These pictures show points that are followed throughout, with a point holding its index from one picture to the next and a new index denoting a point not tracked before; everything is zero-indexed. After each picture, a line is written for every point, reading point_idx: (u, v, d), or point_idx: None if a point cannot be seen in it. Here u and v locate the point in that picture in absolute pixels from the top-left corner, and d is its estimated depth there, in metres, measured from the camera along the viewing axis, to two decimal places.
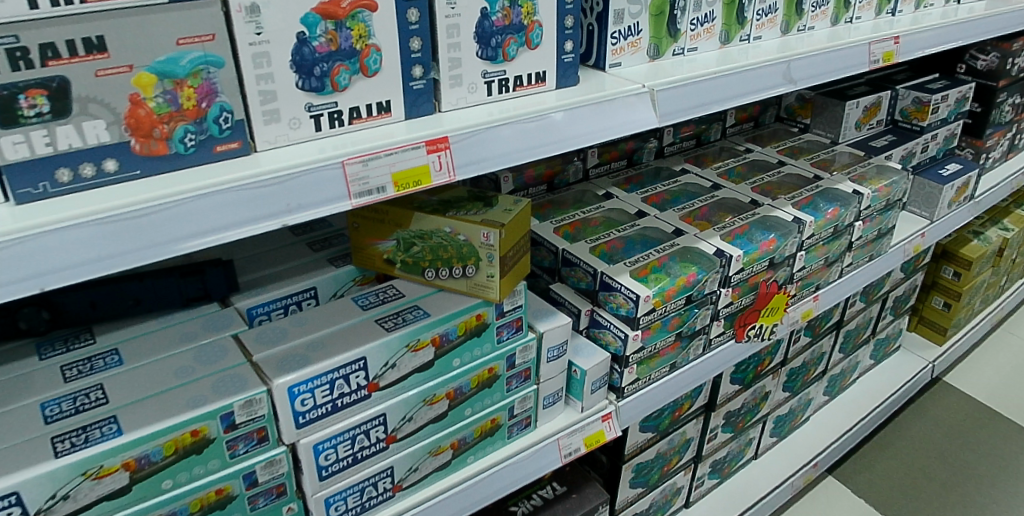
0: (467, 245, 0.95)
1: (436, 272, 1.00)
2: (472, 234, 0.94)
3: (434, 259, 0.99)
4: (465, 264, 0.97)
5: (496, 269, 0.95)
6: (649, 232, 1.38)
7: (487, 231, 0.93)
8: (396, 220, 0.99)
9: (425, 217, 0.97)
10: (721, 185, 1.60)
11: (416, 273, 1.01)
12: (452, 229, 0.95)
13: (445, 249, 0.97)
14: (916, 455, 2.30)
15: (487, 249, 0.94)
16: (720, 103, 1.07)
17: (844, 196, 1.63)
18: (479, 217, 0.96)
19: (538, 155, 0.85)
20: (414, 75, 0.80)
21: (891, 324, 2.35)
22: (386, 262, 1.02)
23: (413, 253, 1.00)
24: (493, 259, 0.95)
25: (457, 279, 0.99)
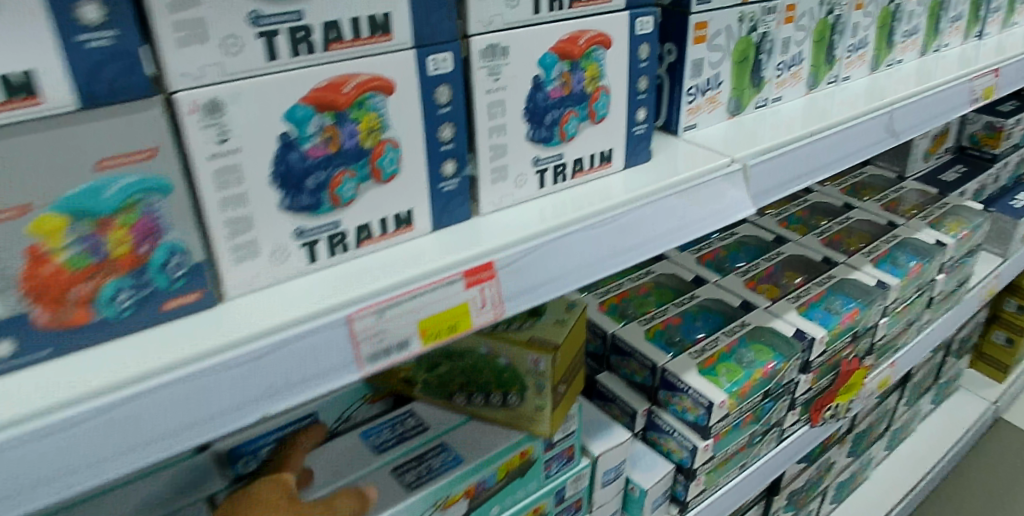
0: (510, 369, 0.75)
1: (468, 397, 0.79)
2: (516, 356, 0.73)
3: (466, 382, 0.78)
4: (507, 390, 0.76)
5: (547, 400, 0.74)
6: (709, 304, 1.12)
7: (537, 355, 0.72)
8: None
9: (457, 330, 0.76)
10: (783, 238, 1.31)
11: (443, 396, 0.80)
12: (490, 349, 0.75)
13: (480, 370, 0.77)
14: (1005, 501, 1.95)
15: (536, 376, 0.73)
16: (818, 170, 0.84)
17: (926, 248, 1.33)
18: (525, 332, 0.75)
19: (612, 267, 0.63)
20: (444, 173, 0.59)
21: (953, 366, 1.95)
22: (403, 382, 0.81)
23: (440, 373, 0.79)
24: (544, 388, 0.73)
25: (495, 407, 0.78)
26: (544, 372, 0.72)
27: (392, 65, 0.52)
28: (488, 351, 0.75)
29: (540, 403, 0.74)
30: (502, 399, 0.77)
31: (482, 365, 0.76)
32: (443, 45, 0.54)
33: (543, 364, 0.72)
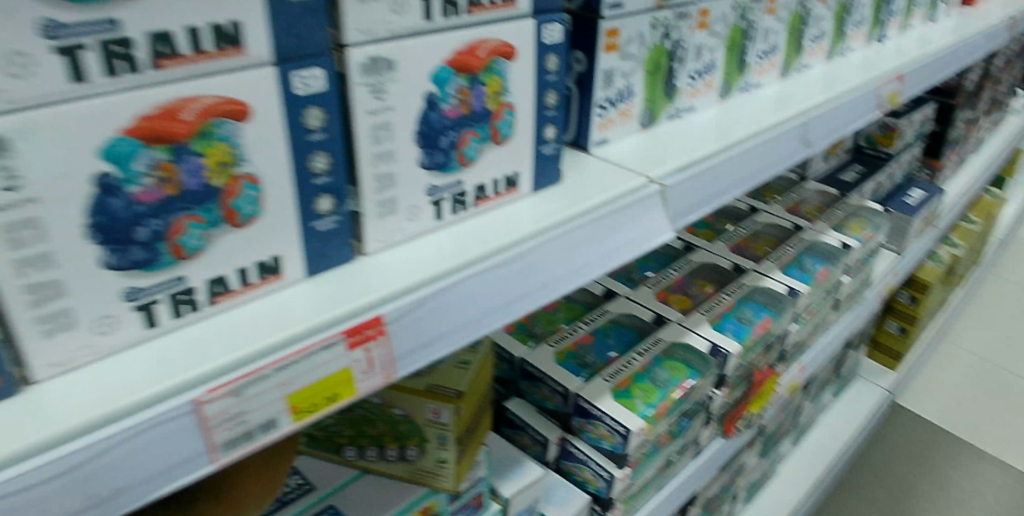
0: (408, 421, 0.68)
1: (360, 450, 0.70)
2: (414, 408, 0.67)
3: (358, 436, 0.70)
4: (405, 443, 0.68)
5: (450, 453, 0.67)
6: (621, 320, 1.05)
7: (438, 406, 0.66)
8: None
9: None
10: (694, 244, 1.25)
11: (330, 450, 0.71)
12: (384, 401, 0.69)
13: (375, 423, 0.70)
14: (899, 488, 2.05)
15: (437, 428, 0.67)
16: (737, 186, 0.79)
17: (832, 250, 1.28)
18: (424, 379, 0.69)
19: (519, 310, 0.56)
20: (319, 211, 0.49)
21: (852, 357, 2.00)
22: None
23: (328, 426, 0.71)
24: (447, 441, 0.67)
25: (393, 461, 0.69)
26: (446, 425, 0.67)
27: (244, 85, 0.42)
28: (382, 403, 0.69)
29: (443, 457, 0.67)
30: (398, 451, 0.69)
31: (377, 417, 0.70)
32: (311, 59, 0.44)
33: (444, 416, 0.66)
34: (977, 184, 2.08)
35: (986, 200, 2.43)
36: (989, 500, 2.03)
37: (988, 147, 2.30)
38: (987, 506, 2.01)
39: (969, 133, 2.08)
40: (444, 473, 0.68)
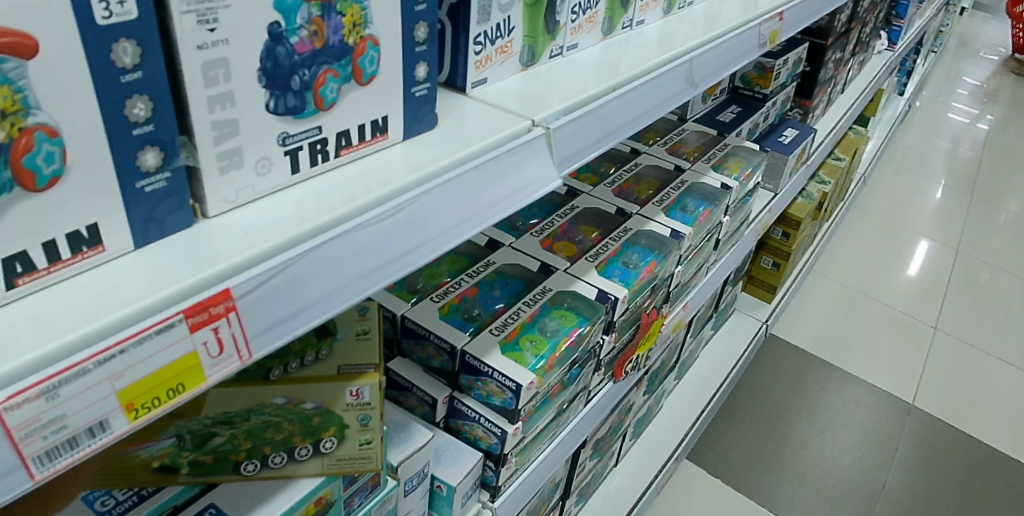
0: (321, 414, 0.62)
1: (263, 461, 0.61)
2: (329, 395, 0.62)
3: (258, 445, 0.60)
4: (320, 436, 0.62)
5: (373, 432, 0.64)
6: (507, 271, 1.02)
7: (357, 387, 0.63)
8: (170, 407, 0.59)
9: (237, 391, 0.61)
10: (578, 188, 1.23)
11: (224, 471, 0.60)
12: (290, 398, 0.62)
13: (283, 423, 0.61)
14: (773, 412, 2.19)
15: (357, 411, 0.63)
16: (624, 128, 0.76)
17: (713, 192, 1.29)
18: (326, 366, 0.65)
19: (396, 273, 0.49)
20: (144, 168, 0.41)
21: (730, 292, 2.09)
22: (155, 473, 0.57)
23: (218, 445, 0.59)
24: (368, 421, 0.63)
25: (306, 462, 0.62)
26: (369, 403, 0.63)
27: (24, 12, 0.33)
28: (286, 401, 0.62)
29: (365, 439, 0.63)
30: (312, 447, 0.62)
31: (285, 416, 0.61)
32: None
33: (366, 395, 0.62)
34: (843, 124, 2.18)
35: (850, 138, 2.58)
36: (854, 417, 2.21)
37: (851, 88, 2.42)
38: (854, 422, 2.20)
39: (838, 73, 2.17)
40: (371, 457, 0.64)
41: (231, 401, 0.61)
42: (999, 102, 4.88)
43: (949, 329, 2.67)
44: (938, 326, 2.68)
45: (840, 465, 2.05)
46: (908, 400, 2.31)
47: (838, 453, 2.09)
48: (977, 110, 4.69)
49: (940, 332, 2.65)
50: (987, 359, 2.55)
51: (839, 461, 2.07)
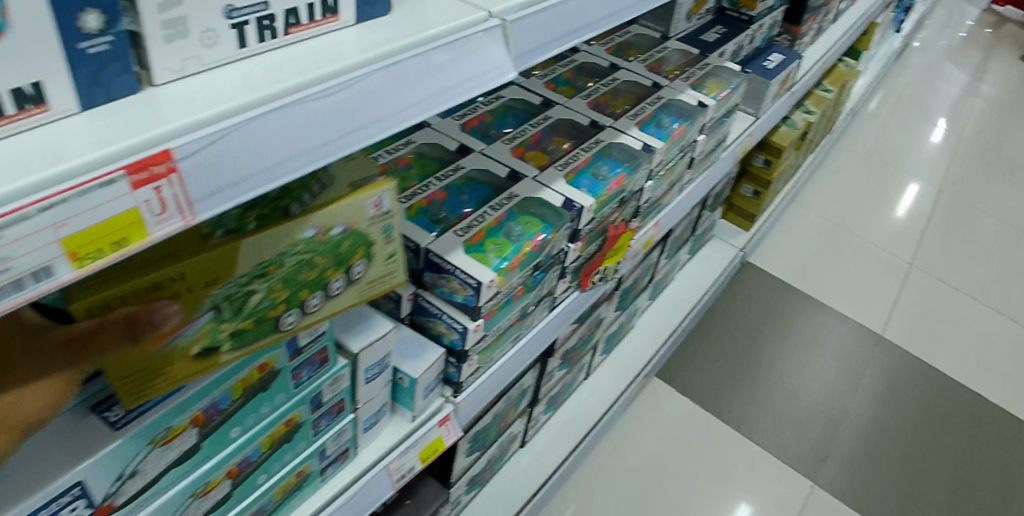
0: (348, 236, 0.66)
1: (300, 308, 0.66)
2: (355, 214, 0.65)
3: (294, 293, 0.64)
4: (349, 264, 0.68)
5: (393, 243, 0.72)
6: (476, 176, 1.04)
7: (377, 197, 0.66)
8: (159, 274, 0.54)
9: (265, 236, 0.60)
10: (553, 100, 1.23)
11: (266, 331, 0.64)
12: (319, 229, 0.63)
13: (319, 257, 0.64)
14: (745, 336, 2.25)
15: (378, 222, 0.68)
16: (588, 27, 0.76)
17: (688, 109, 1.30)
18: (340, 185, 0.66)
19: (339, 150, 0.52)
20: (86, 30, 0.42)
21: (708, 218, 2.10)
22: (196, 357, 0.59)
23: (258, 305, 0.62)
24: (387, 230, 0.69)
25: (340, 292, 0.69)
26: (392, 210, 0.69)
27: None
28: (318, 232, 0.63)
29: (389, 250, 0.72)
30: (345, 276, 0.68)
31: (320, 250, 0.64)
32: None
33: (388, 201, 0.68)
34: (833, 53, 2.16)
35: (840, 69, 2.55)
36: (823, 344, 2.28)
37: (845, 18, 2.38)
38: (822, 349, 2.26)
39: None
40: (397, 268, 0.74)
41: (261, 251, 0.60)
42: (995, 46, 4.82)
43: (923, 266, 2.71)
44: (913, 262, 2.72)
45: (805, 389, 2.13)
46: (877, 330, 2.37)
47: (804, 378, 2.16)
48: (971, 53, 4.63)
49: (914, 268, 2.69)
50: (957, 296, 2.61)
51: (805, 386, 2.14)
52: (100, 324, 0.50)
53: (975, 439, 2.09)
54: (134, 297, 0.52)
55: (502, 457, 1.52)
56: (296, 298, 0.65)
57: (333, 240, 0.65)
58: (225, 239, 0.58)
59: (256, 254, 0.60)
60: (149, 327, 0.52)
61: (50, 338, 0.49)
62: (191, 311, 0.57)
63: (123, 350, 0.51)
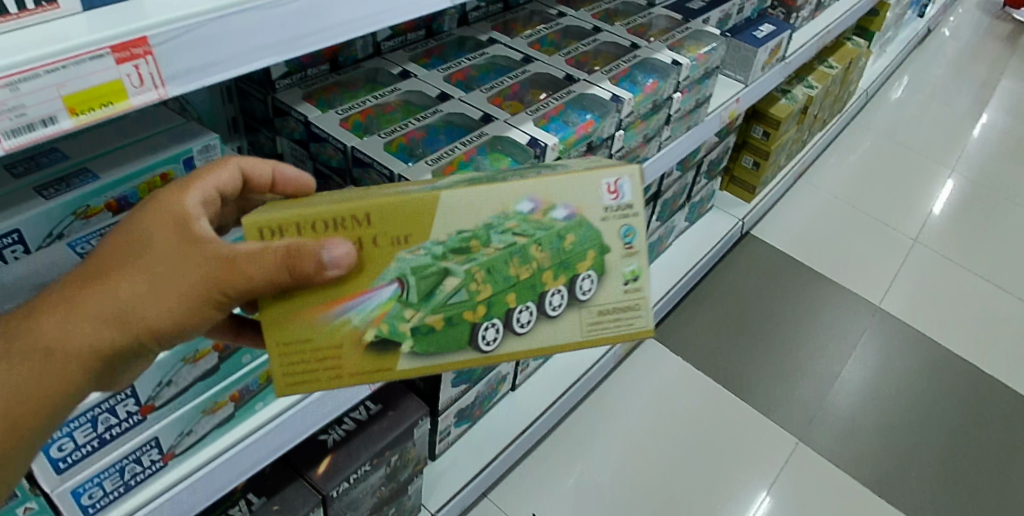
0: (570, 225, 0.69)
1: (507, 316, 0.69)
2: (581, 204, 0.69)
3: (500, 288, 0.69)
4: (577, 271, 0.70)
5: (636, 258, 0.72)
6: (455, 119, 1.16)
7: (616, 186, 0.69)
8: (350, 217, 0.65)
9: (475, 199, 0.67)
10: (533, 57, 1.34)
11: (462, 330, 0.69)
12: (536, 207, 0.68)
13: (533, 247, 0.69)
14: (743, 304, 2.32)
15: (618, 219, 0.70)
16: None
17: (662, 67, 1.40)
18: (576, 169, 0.71)
19: (286, 53, 0.66)
20: None
21: (705, 187, 2.17)
22: (373, 333, 0.68)
23: (453, 294, 0.68)
24: (626, 231, 0.71)
25: (561, 305, 0.71)
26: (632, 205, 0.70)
27: None
28: (531, 211, 0.68)
29: (634, 276, 0.73)
30: (569, 291, 0.71)
31: (536, 237, 0.68)
32: None
33: (627, 191, 0.70)
34: (833, 29, 2.21)
35: (847, 47, 2.60)
36: (820, 313, 2.33)
37: None
38: (820, 317, 2.32)
39: None
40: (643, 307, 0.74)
41: (463, 219, 0.67)
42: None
43: (928, 242, 2.73)
44: (919, 239, 2.74)
45: (798, 353, 2.19)
46: (876, 302, 2.41)
47: (796, 343, 2.22)
48: (1000, 39, 4.57)
49: (919, 244, 2.71)
50: (960, 272, 2.63)
51: (799, 351, 2.20)
52: (264, 249, 0.58)
53: (966, 407, 2.13)
54: (309, 227, 0.64)
55: (491, 396, 1.62)
56: (501, 299, 0.69)
57: (550, 227, 0.68)
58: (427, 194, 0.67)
59: (462, 218, 0.67)
60: (304, 264, 0.59)
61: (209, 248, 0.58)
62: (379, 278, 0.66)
63: (272, 276, 0.58)
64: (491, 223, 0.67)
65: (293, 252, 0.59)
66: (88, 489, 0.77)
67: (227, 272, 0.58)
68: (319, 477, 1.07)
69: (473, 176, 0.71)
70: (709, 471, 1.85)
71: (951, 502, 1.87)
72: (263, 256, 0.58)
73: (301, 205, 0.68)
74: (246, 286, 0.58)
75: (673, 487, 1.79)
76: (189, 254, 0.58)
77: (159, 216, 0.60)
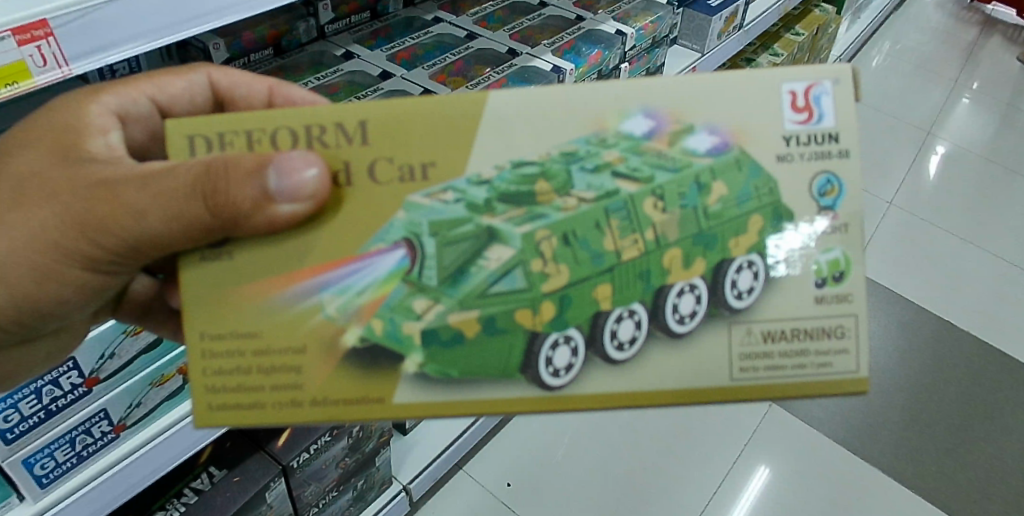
0: (716, 159, 0.66)
1: (624, 314, 0.67)
2: (738, 130, 0.65)
3: (587, 280, 0.66)
4: (729, 259, 0.68)
5: (833, 241, 0.67)
6: (396, 96, 1.18)
7: (804, 110, 0.65)
8: (333, 127, 0.64)
9: (576, 117, 0.65)
10: (477, 34, 1.37)
11: (530, 329, 0.66)
12: (653, 134, 0.65)
13: (645, 196, 0.66)
14: None
15: (814, 160, 0.66)
16: None
17: (606, 37, 1.42)
18: None
19: (187, 30, 0.71)
20: None
21: None
22: (360, 314, 0.65)
23: (516, 291, 0.65)
24: (829, 183, 0.66)
25: (688, 309, 0.68)
26: (836, 135, 0.66)
27: None
28: (646, 135, 0.65)
29: (839, 275, 0.68)
30: (711, 288, 0.67)
31: (654, 180, 0.66)
32: None
33: (828, 109, 0.65)
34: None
35: (815, 15, 2.61)
36: None
37: None
38: None
39: None
40: (847, 332, 0.68)
41: (528, 148, 0.65)
42: None
43: (905, 205, 2.74)
44: (895, 201, 2.76)
45: None
46: None
47: None
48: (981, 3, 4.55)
49: (894, 206, 2.72)
50: (936, 232, 2.64)
51: None
52: (169, 169, 0.62)
53: (941, 361, 2.15)
54: (256, 139, 0.63)
55: None
56: (584, 289, 0.66)
57: (678, 161, 0.66)
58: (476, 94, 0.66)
59: (528, 138, 0.65)
60: (214, 192, 0.60)
61: (87, 173, 0.66)
62: (380, 239, 0.64)
63: (176, 202, 0.61)
64: (577, 152, 0.65)
65: (204, 174, 0.61)
66: (40, 460, 0.81)
67: (115, 202, 0.63)
68: (279, 448, 1.10)
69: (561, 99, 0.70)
70: (686, 434, 1.86)
71: (926, 454, 1.89)
72: (169, 188, 0.62)
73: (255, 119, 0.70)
74: (126, 220, 0.63)
75: (649, 453, 1.81)
76: (71, 173, 0.66)
77: (47, 146, 0.68)
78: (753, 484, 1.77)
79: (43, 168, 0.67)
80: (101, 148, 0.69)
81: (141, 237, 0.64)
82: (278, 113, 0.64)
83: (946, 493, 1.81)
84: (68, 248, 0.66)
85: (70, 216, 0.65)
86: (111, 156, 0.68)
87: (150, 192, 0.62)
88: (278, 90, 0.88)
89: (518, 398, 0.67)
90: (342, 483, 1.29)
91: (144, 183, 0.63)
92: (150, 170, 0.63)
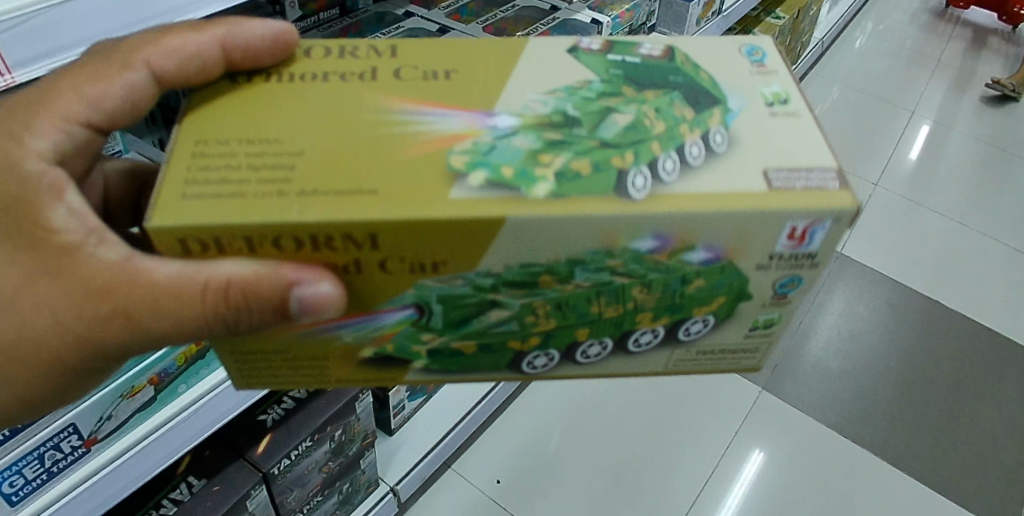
0: (707, 265, 0.60)
1: (601, 343, 0.67)
2: (737, 247, 0.59)
3: (570, 326, 0.64)
4: (689, 320, 0.65)
5: (779, 309, 0.66)
6: None
7: (802, 232, 0.58)
8: (328, 236, 0.55)
9: (588, 227, 0.55)
10: (450, 28, 1.34)
11: (505, 355, 0.66)
12: (660, 249, 0.58)
13: (635, 286, 0.61)
14: None
15: (789, 266, 0.61)
16: None
17: (582, 27, 1.40)
18: (752, 170, 0.58)
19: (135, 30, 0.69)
20: None
21: None
22: (380, 340, 0.64)
23: (500, 333, 0.64)
24: (790, 282, 0.63)
25: (651, 340, 0.67)
26: (814, 255, 0.60)
27: None
28: (653, 252, 0.58)
29: (769, 323, 0.67)
30: (667, 331, 0.67)
31: (646, 276, 0.60)
32: None
33: (818, 241, 0.59)
34: None
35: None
36: None
37: None
38: None
39: None
40: (761, 349, 0.70)
41: (540, 253, 0.57)
42: None
43: (890, 185, 2.74)
44: (881, 183, 2.75)
45: None
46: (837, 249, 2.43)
47: None
48: None
49: (880, 188, 2.72)
50: (923, 212, 2.64)
51: None
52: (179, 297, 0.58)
53: (930, 342, 2.15)
54: (251, 240, 0.55)
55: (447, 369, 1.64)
56: (566, 330, 0.65)
57: (672, 266, 0.59)
58: (485, 187, 0.56)
59: (536, 250, 0.57)
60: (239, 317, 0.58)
61: (69, 279, 0.61)
62: (390, 301, 0.60)
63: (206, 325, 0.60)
64: (583, 259, 0.58)
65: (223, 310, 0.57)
66: (7, 477, 0.80)
67: (133, 324, 0.61)
68: (259, 456, 1.08)
69: (576, 135, 0.59)
70: (676, 424, 1.85)
71: (917, 436, 1.89)
72: (193, 316, 0.59)
73: (224, 149, 0.58)
74: (153, 333, 0.62)
75: (640, 445, 1.80)
76: (53, 286, 0.61)
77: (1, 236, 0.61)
78: (745, 470, 1.77)
79: (24, 271, 0.61)
80: (68, 221, 0.61)
81: (165, 339, 0.63)
82: (264, 223, 0.54)
83: (936, 474, 1.81)
84: (86, 355, 0.65)
85: (79, 333, 0.63)
86: (85, 229, 0.61)
87: (172, 315, 0.59)
88: (231, 38, 0.63)
89: (500, 378, 0.70)
90: (326, 486, 1.28)
91: (155, 308, 0.59)
92: (152, 296, 0.58)
